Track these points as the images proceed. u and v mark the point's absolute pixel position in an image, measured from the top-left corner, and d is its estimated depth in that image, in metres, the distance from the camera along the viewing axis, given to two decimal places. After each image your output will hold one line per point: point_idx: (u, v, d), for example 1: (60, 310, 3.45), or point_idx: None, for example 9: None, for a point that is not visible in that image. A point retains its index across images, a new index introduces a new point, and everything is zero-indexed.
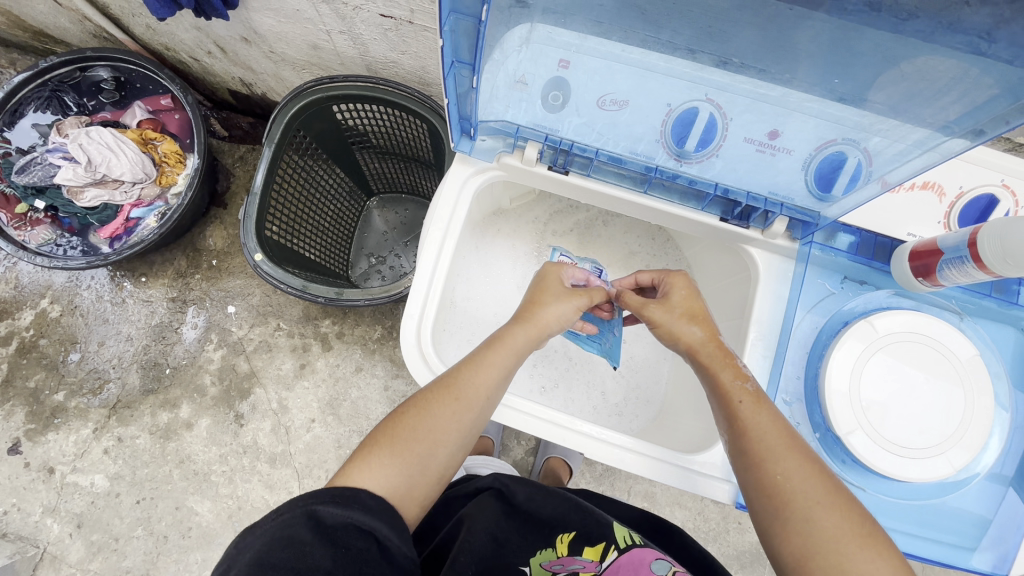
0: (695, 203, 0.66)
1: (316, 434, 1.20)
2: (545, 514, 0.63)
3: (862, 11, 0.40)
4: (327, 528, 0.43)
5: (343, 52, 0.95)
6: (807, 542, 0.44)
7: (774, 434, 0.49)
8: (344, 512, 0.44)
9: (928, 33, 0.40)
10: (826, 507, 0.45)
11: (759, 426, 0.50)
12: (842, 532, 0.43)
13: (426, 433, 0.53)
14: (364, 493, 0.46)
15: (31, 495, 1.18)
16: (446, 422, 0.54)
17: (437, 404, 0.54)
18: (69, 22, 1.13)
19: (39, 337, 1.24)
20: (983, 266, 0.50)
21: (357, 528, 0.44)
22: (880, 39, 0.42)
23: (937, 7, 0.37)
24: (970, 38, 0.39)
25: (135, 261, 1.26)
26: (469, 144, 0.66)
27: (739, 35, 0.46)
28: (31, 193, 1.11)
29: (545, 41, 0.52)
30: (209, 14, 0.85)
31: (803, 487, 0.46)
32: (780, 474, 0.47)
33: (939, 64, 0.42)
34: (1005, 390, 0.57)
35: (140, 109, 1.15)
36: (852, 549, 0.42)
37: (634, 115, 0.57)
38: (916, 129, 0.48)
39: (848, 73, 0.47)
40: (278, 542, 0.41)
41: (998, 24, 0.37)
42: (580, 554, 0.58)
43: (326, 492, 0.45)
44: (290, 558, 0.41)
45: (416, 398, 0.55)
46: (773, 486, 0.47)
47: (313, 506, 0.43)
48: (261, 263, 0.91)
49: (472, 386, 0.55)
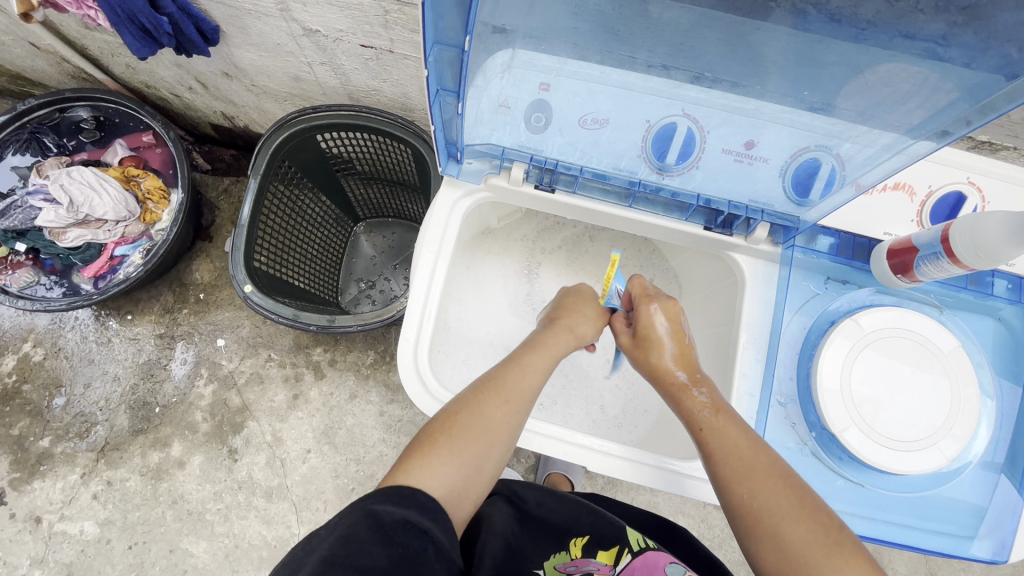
0: (679, 213, 0.68)
1: (313, 465, 1.18)
2: (555, 519, 0.63)
3: (824, 20, 0.42)
4: (385, 526, 0.43)
5: (325, 82, 0.96)
6: (779, 558, 0.46)
7: (738, 455, 0.50)
8: (401, 509, 0.45)
9: (888, 41, 0.42)
10: (792, 523, 0.46)
11: (724, 448, 0.51)
12: (809, 545, 0.45)
13: (474, 433, 0.53)
14: (421, 493, 0.47)
15: (17, 547, 1.14)
16: (499, 420, 0.55)
17: (490, 406, 0.55)
18: (47, 64, 1.13)
19: (23, 382, 1.22)
20: (957, 259, 0.52)
21: (413, 527, 0.44)
22: (844, 50, 0.44)
23: (896, 16, 0.40)
24: (927, 44, 0.41)
25: (121, 299, 1.25)
26: (456, 167, 0.67)
27: (708, 52, 0.48)
28: (11, 236, 1.10)
29: (526, 66, 0.54)
30: (190, 50, 0.86)
31: (769, 505, 0.47)
32: (747, 494, 0.48)
33: (901, 71, 0.44)
34: (988, 378, 0.59)
35: (122, 147, 1.15)
36: (818, 561, 0.44)
37: (615, 133, 0.59)
38: (883, 133, 0.50)
39: (817, 85, 0.49)
40: (339, 540, 0.41)
41: (951, 29, 0.40)
42: (595, 557, 0.58)
43: (382, 493, 0.46)
44: (350, 555, 0.40)
45: (464, 399, 0.56)
46: (742, 505, 0.49)
47: (372, 505, 0.44)
48: (252, 294, 0.91)
49: (518, 387, 0.57)
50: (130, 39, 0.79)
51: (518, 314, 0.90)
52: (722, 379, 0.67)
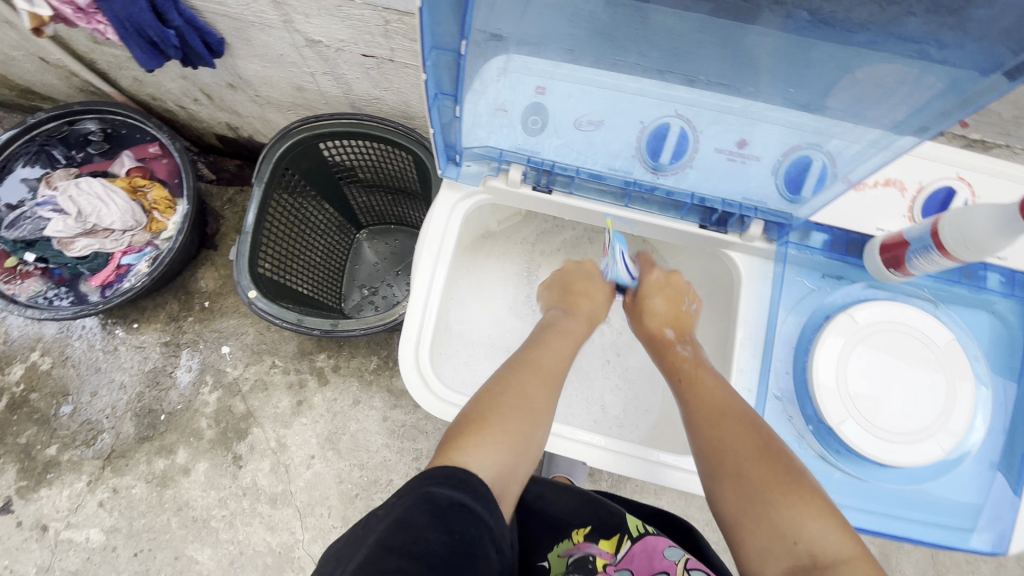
0: (675, 212, 0.69)
1: (317, 470, 1.19)
2: (556, 512, 0.62)
3: (814, 25, 0.44)
4: (441, 510, 0.43)
5: (327, 92, 0.98)
6: (741, 496, 0.50)
7: (714, 405, 0.57)
8: (458, 493, 0.45)
9: (880, 43, 0.43)
10: (754, 462, 0.51)
11: (703, 398, 0.58)
12: (766, 482, 0.49)
13: (514, 409, 0.56)
14: (474, 476, 0.47)
15: (24, 555, 1.14)
16: (541, 399, 0.59)
17: (533, 387, 0.59)
18: (56, 78, 1.16)
19: (30, 391, 1.23)
20: (947, 252, 0.52)
21: (468, 512, 0.44)
22: (835, 51, 0.46)
23: (886, 20, 0.41)
24: (920, 46, 0.42)
25: (127, 308, 1.27)
26: (455, 170, 0.68)
27: (702, 56, 0.50)
28: (21, 246, 1.12)
29: (521, 70, 0.55)
30: (196, 63, 0.88)
31: (737, 446, 0.53)
32: (717, 436, 0.54)
33: (890, 71, 0.45)
34: (983, 370, 0.59)
35: (129, 158, 1.18)
36: (774, 496, 0.48)
37: (609, 134, 0.60)
38: (870, 129, 0.51)
39: (807, 86, 0.50)
40: (396, 523, 0.41)
41: (941, 31, 0.40)
42: (595, 543, 0.59)
43: (439, 473, 0.46)
44: (406, 540, 0.40)
45: (505, 377, 0.60)
46: (713, 448, 0.54)
47: (428, 487, 0.44)
48: (256, 300, 0.93)
49: (550, 366, 0.63)
50: (138, 52, 0.81)
51: (519, 316, 0.91)
52: (720, 378, 0.67)
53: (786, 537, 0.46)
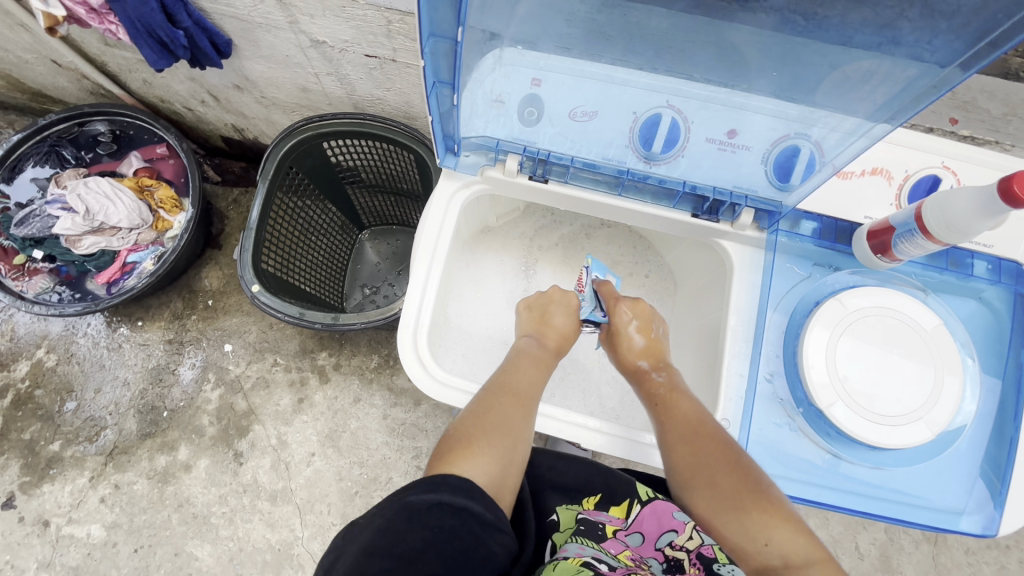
0: (667, 201, 0.70)
1: (317, 467, 1.19)
2: (567, 480, 0.63)
3: (805, 26, 0.46)
4: (418, 511, 0.43)
5: (331, 92, 1.01)
6: (713, 504, 0.54)
7: (688, 422, 0.59)
8: (434, 494, 0.45)
9: (874, 46, 0.45)
10: (726, 474, 0.55)
11: (677, 415, 0.61)
12: (740, 494, 0.53)
13: (496, 430, 0.57)
14: (452, 476, 0.47)
15: (25, 550, 1.15)
16: (519, 417, 0.60)
17: (511, 407, 0.60)
18: (67, 80, 1.19)
19: (35, 388, 1.25)
20: (930, 235, 0.54)
21: (447, 507, 0.45)
22: (826, 51, 0.48)
23: (881, 23, 0.43)
24: (912, 51, 0.45)
25: (132, 306, 1.29)
26: (454, 159, 0.70)
27: (697, 54, 0.52)
28: (29, 244, 1.14)
29: (516, 62, 0.57)
30: (204, 63, 0.91)
31: (710, 459, 0.56)
32: (688, 450, 0.57)
33: (880, 69, 0.47)
34: (971, 355, 0.60)
35: (137, 159, 1.19)
36: (746, 505, 0.52)
37: (603, 124, 0.62)
38: (852, 115, 0.53)
39: (802, 85, 0.52)
40: (378, 530, 0.42)
41: (933, 36, 0.43)
42: (606, 510, 0.59)
43: (415, 483, 0.46)
44: (388, 543, 0.41)
45: (485, 400, 0.60)
46: (685, 461, 0.57)
47: (407, 496, 0.44)
48: (259, 294, 0.95)
49: (525, 386, 0.64)
50: (148, 52, 0.83)
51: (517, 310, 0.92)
52: (713, 364, 0.68)
53: (757, 539, 0.51)
